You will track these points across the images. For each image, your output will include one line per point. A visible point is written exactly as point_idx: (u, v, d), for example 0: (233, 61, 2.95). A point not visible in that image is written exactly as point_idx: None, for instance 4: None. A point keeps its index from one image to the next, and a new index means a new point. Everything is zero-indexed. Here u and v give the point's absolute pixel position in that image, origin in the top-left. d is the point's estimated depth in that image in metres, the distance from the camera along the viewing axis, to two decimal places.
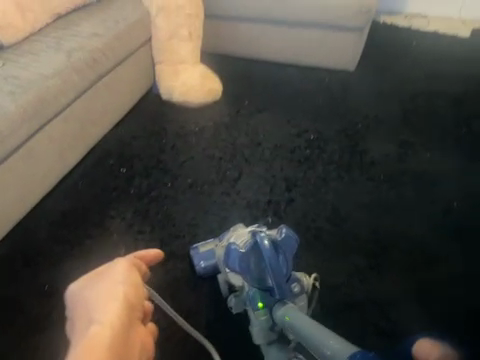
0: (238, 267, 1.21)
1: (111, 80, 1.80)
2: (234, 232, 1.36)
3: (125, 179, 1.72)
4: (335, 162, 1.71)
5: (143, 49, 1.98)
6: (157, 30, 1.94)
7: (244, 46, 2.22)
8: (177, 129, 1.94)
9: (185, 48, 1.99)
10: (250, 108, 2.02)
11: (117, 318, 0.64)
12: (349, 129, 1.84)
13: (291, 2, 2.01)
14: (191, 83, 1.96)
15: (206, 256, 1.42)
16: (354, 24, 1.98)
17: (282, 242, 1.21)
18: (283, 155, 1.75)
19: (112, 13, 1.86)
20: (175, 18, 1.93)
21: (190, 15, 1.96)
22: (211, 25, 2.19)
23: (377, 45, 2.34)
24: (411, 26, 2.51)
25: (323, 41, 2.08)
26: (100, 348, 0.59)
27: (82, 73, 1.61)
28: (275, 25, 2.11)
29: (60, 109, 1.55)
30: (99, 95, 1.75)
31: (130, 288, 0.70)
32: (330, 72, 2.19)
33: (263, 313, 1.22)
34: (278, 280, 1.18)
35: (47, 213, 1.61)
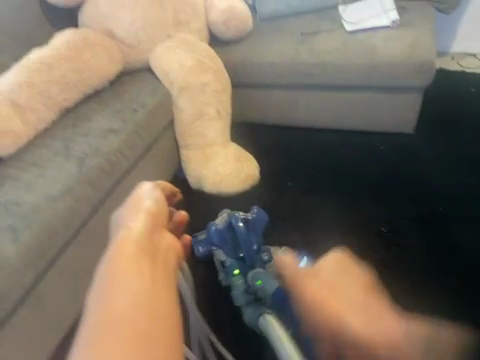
0: (217, 240, 1.19)
1: (132, 179, 1.50)
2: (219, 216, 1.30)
3: None
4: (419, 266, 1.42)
5: (166, 135, 1.68)
6: (180, 112, 1.67)
7: (277, 116, 1.90)
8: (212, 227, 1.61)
9: (214, 128, 1.69)
10: (296, 191, 1.68)
11: (142, 229, 0.54)
12: (424, 217, 1.57)
13: (333, 63, 1.69)
14: (225, 171, 1.65)
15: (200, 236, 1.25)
16: (412, 84, 1.64)
17: (251, 221, 1.21)
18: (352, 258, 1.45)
19: (128, 99, 1.59)
20: (200, 97, 1.66)
21: (217, 91, 1.69)
22: (237, 95, 1.89)
23: (431, 97, 2.00)
24: (463, 68, 2.19)
25: (373, 103, 1.75)
26: (130, 253, 0.47)
27: (98, 183, 1.31)
28: (315, 90, 1.80)
29: (73, 234, 1.24)
30: (119, 202, 1.44)
31: (155, 206, 0.62)
32: (383, 136, 1.84)
33: (239, 279, 1.16)
34: (249, 251, 1.17)
35: None
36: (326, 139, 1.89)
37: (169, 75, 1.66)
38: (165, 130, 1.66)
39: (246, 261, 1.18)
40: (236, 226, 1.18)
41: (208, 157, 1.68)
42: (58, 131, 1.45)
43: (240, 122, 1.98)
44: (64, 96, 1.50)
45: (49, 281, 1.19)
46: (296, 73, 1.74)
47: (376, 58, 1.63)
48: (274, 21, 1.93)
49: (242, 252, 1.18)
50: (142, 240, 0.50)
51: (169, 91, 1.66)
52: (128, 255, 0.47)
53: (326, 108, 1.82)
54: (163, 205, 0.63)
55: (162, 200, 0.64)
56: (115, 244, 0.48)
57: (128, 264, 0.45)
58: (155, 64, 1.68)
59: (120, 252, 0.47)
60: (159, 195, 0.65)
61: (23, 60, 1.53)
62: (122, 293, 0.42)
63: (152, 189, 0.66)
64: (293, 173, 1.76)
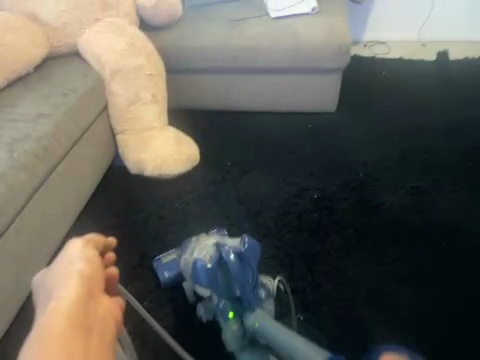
0: (205, 281, 1.20)
1: (68, 165, 1.45)
2: (193, 243, 1.30)
3: None
4: (352, 225, 1.49)
5: (101, 120, 1.65)
6: (115, 96, 1.64)
7: (213, 100, 1.96)
8: (156, 211, 1.60)
9: (151, 112, 1.70)
10: (236, 170, 1.76)
11: (72, 295, 0.80)
12: (353, 180, 1.66)
13: (260, 47, 1.79)
14: (165, 155, 1.67)
15: (171, 266, 1.37)
16: (332, 65, 1.81)
17: (245, 253, 1.20)
18: (291, 224, 1.50)
19: (57, 84, 1.53)
20: (134, 81, 1.65)
21: (151, 75, 1.69)
22: (171, 80, 1.91)
23: (351, 80, 2.21)
24: (375, 55, 2.45)
25: (300, 84, 1.89)
26: (63, 316, 0.77)
27: (32, 168, 1.26)
28: (246, 74, 1.89)
29: (7, 223, 1.17)
30: (55, 188, 1.38)
31: (86, 264, 0.86)
32: (310, 116, 2.00)
33: (235, 324, 1.19)
34: (245, 289, 1.18)
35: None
36: (259, 120, 2.00)
37: (99, 60, 1.62)
38: (98, 114, 1.62)
39: (243, 303, 1.19)
40: (229, 260, 1.18)
41: (147, 141, 1.68)
42: None
43: (177, 108, 2.00)
44: None
45: None
46: (229, 57, 1.81)
47: (298, 42, 1.78)
48: (202, 8, 1.98)
49: (236, 289, 1.19)
50: (75, 308, 0.78)
51: (102, 75, 1.63)
52: (62, 319, 0.76)
53: (259, 92, 1.93)
54: (95, 269, 0.87)
55: (95, 261, 0.88)
56: (56, 307, 0.78)
57: (64, 330, 0.75)
58: (85, 48, 1.64)
59: (57, 315, 0.76)
60: (91, 255, 0.89)
61: None
62: (58, 344, 0.72)
63: (82, 251, 0.88)
64: (230, 153, 1.84)
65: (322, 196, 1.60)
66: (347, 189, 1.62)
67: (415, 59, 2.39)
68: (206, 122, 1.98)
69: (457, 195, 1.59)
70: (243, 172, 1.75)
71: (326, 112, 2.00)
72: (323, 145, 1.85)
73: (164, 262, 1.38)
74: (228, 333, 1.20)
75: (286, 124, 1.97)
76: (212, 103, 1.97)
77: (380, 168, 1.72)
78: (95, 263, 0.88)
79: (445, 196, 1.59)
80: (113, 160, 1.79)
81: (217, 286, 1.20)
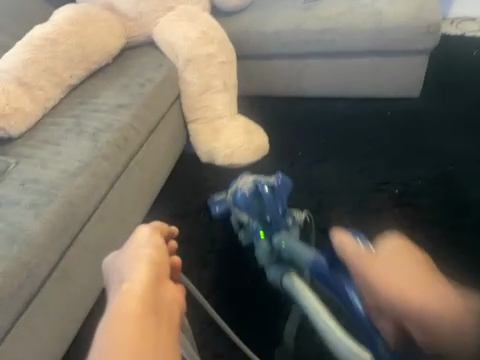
0: (243, 205, 1.32)
1: (144, 155, 1.49)
2: (240, 180, 1.43)
3: None
4: (438, 226, 1.39)
5: (174, 109, 1.66)
6: (188, 85, 1.65)
7: (282, 86, 1.89)
8: None
9: (221, 100, 1.68)
10: (307, 160, 1.69)
11: (143, 279, 0.75)
12: (440, 177, 1.54)
13: (337, 29, 1.67)
14: (235, 144, 1.65)
15: (221, 203, 1.50)
16: (417, 47, 1.65)
17: (277, 188, 1.32)
18: (369, 221, 1.43)
19: (134, 74, 1.57)
20: (207, 69, 1.64)
21: (223, 63, 1.67)
22: (241, 67, 1.87)
23: (435, 61, 2.00)
24: (464, 32, 2.19)
25: (379, 68, 1.75)
26: (135, 298, 0.71)
27: (114, 158, 1.30)
28: (320, 58, 1.78)
29: (91, 210, 1.23)
30: (133, 178, 1.43)
31: (154, 250, 0.82)
32: (389, 102, 1.85)
33: (265, 243, 1.24)
34: (275, 214, 1.27)
35: None
36: (331, 107, 1.89)
37: (174, 49, 1.63)
38: (172, 104, 1.64)
39: (274, 225, 1.27)
40: (263, 190, 1.30)
41: (218, 130, 1.67)
42: (66, 108, 1.43)
43: (245, 95, 1.96)
44: (70, 73, 1.48)
45: (73, 257, 1.19)
46: (302, 41, 1.72)
47: (380, 22, 1.63)
48: None
49: (268, 214, 1.28)
50: (146, 289, 0.73)
51: (175, 64, 1.64)
52: (136, 302, 0.70)
53: (333, 77, 1.82)
54: (162, 256, 0.82)
55: (162, 247, 0.83)
56: (128, 288, 0.72)
57: (137, 310, 0.69)
58: (159, 38, 1.65)
59: (130, 296, 0.71)
60: (158, 240, 0.84)
61: (23, 39, 1.50)
62: (132, 326, 0.66)
63: (150, 236, 0.84)
64: (301, 142, 1.77)
65: (407, 193, 1.49)
66: (436, 186, 1.50)
67: None
68: (275, 109, 1.92)
69: None
70: (315, 162, 1.68)
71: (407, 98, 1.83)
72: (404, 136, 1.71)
73: (217, 199, 1.51)
74: (259, 250, 1.25)
75: (360, 111, 1.85)
76: (282, 90, 1.90)
77: None
78: (163, 249, 0.84)
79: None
80: (183, 148, 1.82)
81: (252, 210, 1.31)
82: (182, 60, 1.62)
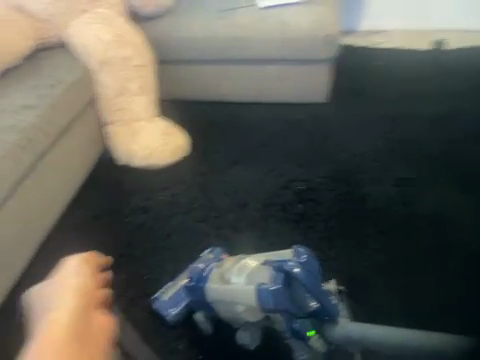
0: (277, 307, 1.00)
1: (55, 156, 1.47)
2: (215, 271, 1.15)
3: None
4: (336, 216, 1.48)
5: (89, 112, 1.66)
6: (103, 87, 1.65)
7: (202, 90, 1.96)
8: (142, 201, 1.60)
9: (138, 103, 1.71)
10: (225, 161, 1.76)
11: (68, 312, 0.83)
12: (339, 172, 1.65)
13: (249, 37, 1.79)
14: (152, 145, 1.69)
15: (175, 300, 1.22)
16: (321, 55, 1.81)
17: (306, 266, 1.04)
18: (275, 214, 1.50)
19: (46, 75, 1.54)
20: (122, 72, 1.66)
21: (139, 66, 1.69)
22: (161, 71, 1.91)
23: (342, 70, 2.19)
24: (370, 44, 2.42)
25: (290, 75, 1.89)
26: (59, 326, 0.81)
27: (17, 159, 1.28)
28: (236, 63, 1.88)
29: None
30: (41, 180, 1.40)
31: (83, 279, 0.89)
32: (301, 107, 1.99)
33: (317, 340, 1.06)
34: (324, 300, 1.03)
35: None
36: (250, 111, 1.99)
37: (88, 51, 1.63)
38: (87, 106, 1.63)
39: (321, 315, 1.05)
40: (293, 275, 1.01)
41: (135, 131, 1.69)
42: None
43: (166, 99, 2.00)
44: None
45: None
46: (218, 47, 1.81)
47: (287, 32, 1.77)
48: None
49: (311, 306, 1.03)
50: (74, 315, 0.83)
51: (90, 66, 1.64)
52: (60, 331, 0.80)
53: (249, 83, 1.93)
54: (93, 287, 0.90)
55: (93, 277, 0.91)
56: (54, 316, 0.82)
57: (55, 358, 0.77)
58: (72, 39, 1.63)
59: (58, 322, 0.82)
60: (87, 270, 0.91)
61: None
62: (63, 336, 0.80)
63: (78, 268, 0.91)
64: (218, 144, 1.84)
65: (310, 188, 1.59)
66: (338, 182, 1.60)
67: (411, 49, 2.36)
68: (196, 113, 1.98)
69: (443, 186, 1.57)
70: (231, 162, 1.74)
71: (317, 103, 1.99)
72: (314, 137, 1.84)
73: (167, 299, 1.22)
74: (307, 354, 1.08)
75: (276, 115, 1.97)
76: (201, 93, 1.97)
77: (368, 159, 1.70)
78: (92, 276, 0.91)
79: (441, 185, 1.58)
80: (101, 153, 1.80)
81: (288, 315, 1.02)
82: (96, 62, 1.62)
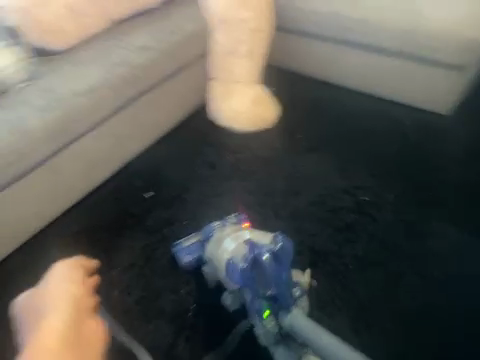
0: (240, 282, 1.11)
1: (157, 95, 1.67)
2: (217, 232, 1.24)
3: (145, 208, 1.58)
4: (380, 241, 1.40)
5: (199, 64, 1.79)
6: (215, 43, 1.74)
7: (311, 65, 1.89)
8: (213, 157, 1.71)
9: (243, 66, 1.77)
10: (302, 144, 1.72)
11: (62, 307, 1.04)
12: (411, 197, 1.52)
13: (375, 23, 1.60)
14: (241, 109, 1.76)
15: (192, 250, 1.33)
16: (452, 61, 1.54)
17: (279, 253, 1.09)
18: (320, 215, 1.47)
19: (171, 21, 1.69)
20: (235, 32, 1.71)
21: (252, 30, 1.73)
22: (277, 38, 1.90)
23: None
24: None
25: (408, 74, 1.68)
26: (55, 330, 0.99)
27: (121, 90, 1.50)
28: (354, 47, 1.73)
29: (90, 126, 1.47)
30: (139, 112, 1.63)
31: (71, 284, 1.11)
32: (410, 111, 1.78)
33: (270, 323, 1.13)
34: (282, 288, 1.11)
35: (68, 226, 1.55)
36: (351, 99, 1.87)
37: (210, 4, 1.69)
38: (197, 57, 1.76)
39: (280, 302, 1.13)
40: (262, 259, 1.09)
41: (230, 91, 1.77)
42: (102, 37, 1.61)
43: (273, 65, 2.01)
44: (115, 8, 1.62)
45: (66, 157, 1.45)
46: (339, 25, 1.67)
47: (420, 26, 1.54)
48: None
49: (268, 290, 1.12)
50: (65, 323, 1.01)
51: (209, 20, 1.71)
52: (56, 329, 0.99)
53: (361, 71, 1.78)
54: (81, 290, 1.10)
55: (77, 280, 1.12)
56: (45, 322, 1.00)
57: (52, 341, 0.97)
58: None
59: (50, 327, 0.99)
60: (75, 276, 1.14)
61: None
62: (53, 327, 0.99)
63: (62, 275, 1.13)
64: (305, 127, 1.79)
65: (374, 204, 1.50)
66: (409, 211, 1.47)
67: None
68: (295, 87, 1.95)
69: None
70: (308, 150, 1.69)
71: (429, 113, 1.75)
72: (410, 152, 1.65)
73: (186, 245, 1.35)
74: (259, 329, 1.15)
75: (376, 112, 1.80)
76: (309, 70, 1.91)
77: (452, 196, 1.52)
78: (79, 274, 1.15)
79: None
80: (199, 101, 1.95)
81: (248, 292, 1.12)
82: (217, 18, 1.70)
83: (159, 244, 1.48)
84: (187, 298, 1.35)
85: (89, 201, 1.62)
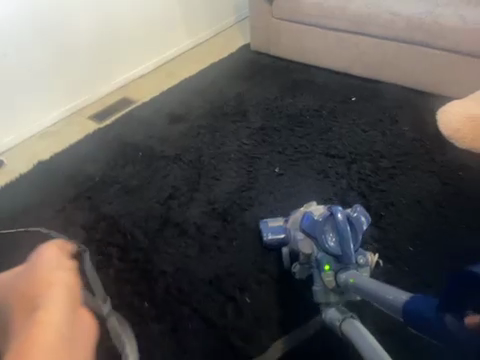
0: (335, 240, 1.16)
1: (310, 36, 2.24)
2: (295, 215, 1.31)
3: (230, 91, 2.24)
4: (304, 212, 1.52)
5: (345, 33, 2.11)
6: (369, 23, 1.99)
7: (450, 92, 1.90)
8: (296, 103, 2.12)
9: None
10: (345, 133, 1.87)
11: (57, 322, 0.59)
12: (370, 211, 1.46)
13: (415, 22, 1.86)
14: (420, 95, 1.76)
15: (276, 230, 1.34)
16: None
17: (352, 219, 1.21)
18: (282, 160, 1.77)
19: None
20: (389, 23, 1.93)
21: (402, 31, 1.90)
22: (416, 56, 1.92)
23: None
24: None
25: None
26: (51, 336, 0.56)
27: (283, 10, 2.26)
28: None
29: (261, 24, 2.39)
30: (300, 42, 2.30)
31: (64, 291, 0.65)
32: (459, 176, 1.55)
33: (330, 276, 1.12)
34: (347, 245, 1.14)
35: (197, 84, 2.34)
36: (428, 136, 1.75)
37: None
38: (347, 27, 2.07)
39: (342, 257, 1.14)
40: (339, 227, 1.17)
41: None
42: None
43: (395, 79, 2.04)
44: None
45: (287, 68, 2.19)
46: None
47: None
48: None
49: (333, 241, 1.15)
50: (59, 319, 0.59)
51: None
52: (47, 323, 0.58)
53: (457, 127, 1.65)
54: (75, 284, 0.68)
55: (69, 278, 0.68)
56: (42, 316, 0.59)
57: (49, 337, 0.56)
58: None
59: (45, 327, 0.57)
60: (66, 277, 0.68)
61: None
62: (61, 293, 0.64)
63: (52, 260, 0.71)
64: (367, 130, 1.86)
65: (338, 200, 1.54)
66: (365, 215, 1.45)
67: None
68: (396, 103, 1.96)
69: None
70: (369, 136, 1.81)
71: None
72: (435, 196, 1.49)
73: (270, 225, 1.36)
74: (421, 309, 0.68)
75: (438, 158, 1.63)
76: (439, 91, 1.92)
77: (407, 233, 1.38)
78: (67, 270, 0.70)
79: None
80: (323, 65, 2.29)
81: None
82: (419, 3, 1.92)
83: (211, 111, 2.11)
84: (190, 139, 1.92)
85: (223, 75, 2.39)
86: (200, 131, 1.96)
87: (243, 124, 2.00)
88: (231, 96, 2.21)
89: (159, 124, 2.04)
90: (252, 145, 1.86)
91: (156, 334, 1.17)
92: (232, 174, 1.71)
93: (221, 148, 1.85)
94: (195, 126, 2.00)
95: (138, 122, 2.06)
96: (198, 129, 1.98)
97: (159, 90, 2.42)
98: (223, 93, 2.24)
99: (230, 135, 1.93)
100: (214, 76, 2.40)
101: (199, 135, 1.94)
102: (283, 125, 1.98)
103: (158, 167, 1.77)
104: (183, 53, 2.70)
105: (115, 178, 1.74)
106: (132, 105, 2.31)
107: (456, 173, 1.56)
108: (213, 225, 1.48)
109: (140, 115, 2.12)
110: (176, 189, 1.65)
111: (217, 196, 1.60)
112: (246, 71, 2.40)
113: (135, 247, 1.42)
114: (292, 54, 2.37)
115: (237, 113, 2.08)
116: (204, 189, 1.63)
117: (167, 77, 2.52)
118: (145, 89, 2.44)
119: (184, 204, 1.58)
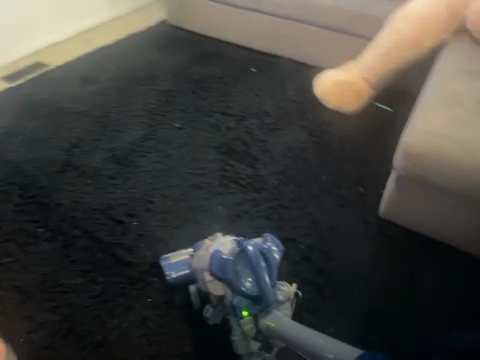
0: (251, 279, 1.09)
1: (218, 12, 2.45)
2: (200, 250, 1.20)
3: (144, 59, 2.39)
4: (195, 157, 1.74)
5: (246, 10, 2.35)
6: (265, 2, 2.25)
7: (332, 65, 2.22)
8: (203, 71, 2.32)
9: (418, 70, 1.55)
10: (241, 97, 2.11)
11: None
12: (248, 157, 1.73)
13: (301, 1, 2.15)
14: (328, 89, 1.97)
15: (178, 266, 1.22)
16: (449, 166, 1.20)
17: (266, 253, 1.12)
18: (181, 117, 1.97)
19: None
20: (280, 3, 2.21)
21: (292, 10, 2.18)
22: (304, 33, 2.22)
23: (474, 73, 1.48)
24: None
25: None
26: None
27: None
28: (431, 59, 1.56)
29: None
30: (210, 17, 2.50)
31: None
32: (325, 130, 1.87)
33: (250, 321, 1.11)
34: (265, 285, 1.08)
35: (114, 51, 2.47)
36: (308, 99, 2.05)
37: None
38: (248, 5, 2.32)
39: (260, 299, 1.10)
40: (254, 263, 1.09)
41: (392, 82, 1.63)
42: None
43: (288, 55, 2.35)
44: None
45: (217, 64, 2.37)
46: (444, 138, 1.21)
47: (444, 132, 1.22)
48: None
49: (250, 281, 1.09)
50: None
51: None
52: None
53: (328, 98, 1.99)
54: None
55: None
56: None
57: None
58: None
59: None
60: None
61: None
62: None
63: None
64: (260, 94, 2.12)
65: (225, 148, 1.78)
66: (244, 159, 1.72)
67: None
68: (287, 73, 2.25)
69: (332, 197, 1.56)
70: (261, 100, 2.08)
71: (339, 138, 1.82)
72: (303, 145, 1.79)
73: (171, 260, 1.25)
74: None
75: (311, 117, 1.94)
76: (322, 64, 2.24)
77: (275, 173, 1.65)
78: None
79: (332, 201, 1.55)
80: (231, 39, 2.51)
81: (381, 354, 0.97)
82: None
83: (124, 75, 2.25)
84: (100, 98, 2.06)
85: (139, 45, 2.53)
86: (109, 91, 2.11)
87: (152, 86, 2.16)
88: (145, 63, 2.36)
89: (71, 85, 2.15)
90: (157, 103, 2.04)
91: (47, 251, 1.37)
92: (136, 128, 1.89)
93: (127, 105, 2.02)
94: (105, 88, 2.14)
95: (50, 83, 2.16)
96: (108, 89, 2.12)
97: (75, 55, 2.50)
98: (137, 60, 2.38)
99: (138, 95, 2.09)
100: (130, 46, 2.53)
101: (109, 95, 2.08)
102: (189, 88, 2.17)
103: (65, 120, 1.90)
104: (103, 23, 2.78)
105: (22, 129, 1.84)
106: (46, 68, 2.38)
107: (323, 129, 1.88)
108: (110, 164, 1.67)
109: (53, 77, 2.21)
110: (80, 138, 1.80)
111: (117, 144, 1.77)
112: (162, 42, 2.56)
113: (34, 185, 1.57)
114: (204, 28, 2.56)
115: (147, 78, 2.23)
116: (107, 137, 1.81)
117: (83, 44, 2.60)
118: (61, 55, 2.51)
119: (85, 151, 1.73)
